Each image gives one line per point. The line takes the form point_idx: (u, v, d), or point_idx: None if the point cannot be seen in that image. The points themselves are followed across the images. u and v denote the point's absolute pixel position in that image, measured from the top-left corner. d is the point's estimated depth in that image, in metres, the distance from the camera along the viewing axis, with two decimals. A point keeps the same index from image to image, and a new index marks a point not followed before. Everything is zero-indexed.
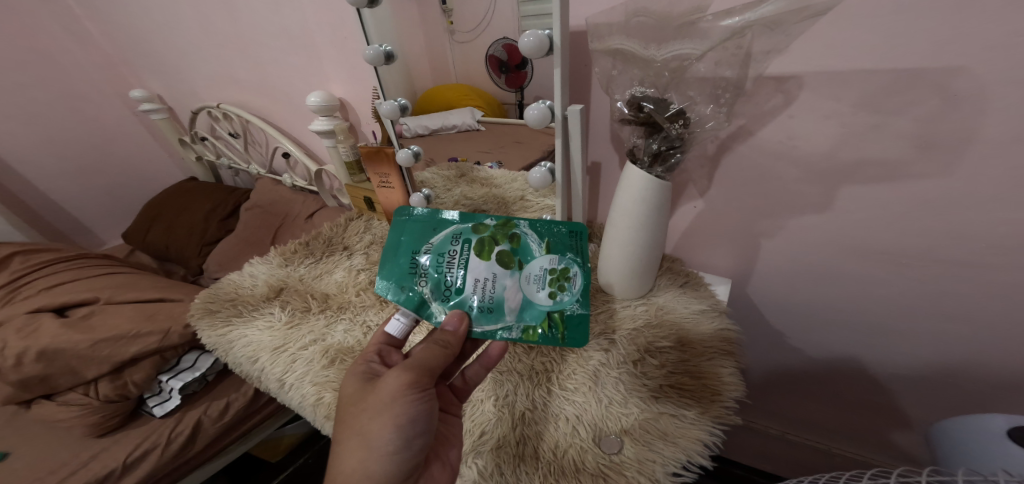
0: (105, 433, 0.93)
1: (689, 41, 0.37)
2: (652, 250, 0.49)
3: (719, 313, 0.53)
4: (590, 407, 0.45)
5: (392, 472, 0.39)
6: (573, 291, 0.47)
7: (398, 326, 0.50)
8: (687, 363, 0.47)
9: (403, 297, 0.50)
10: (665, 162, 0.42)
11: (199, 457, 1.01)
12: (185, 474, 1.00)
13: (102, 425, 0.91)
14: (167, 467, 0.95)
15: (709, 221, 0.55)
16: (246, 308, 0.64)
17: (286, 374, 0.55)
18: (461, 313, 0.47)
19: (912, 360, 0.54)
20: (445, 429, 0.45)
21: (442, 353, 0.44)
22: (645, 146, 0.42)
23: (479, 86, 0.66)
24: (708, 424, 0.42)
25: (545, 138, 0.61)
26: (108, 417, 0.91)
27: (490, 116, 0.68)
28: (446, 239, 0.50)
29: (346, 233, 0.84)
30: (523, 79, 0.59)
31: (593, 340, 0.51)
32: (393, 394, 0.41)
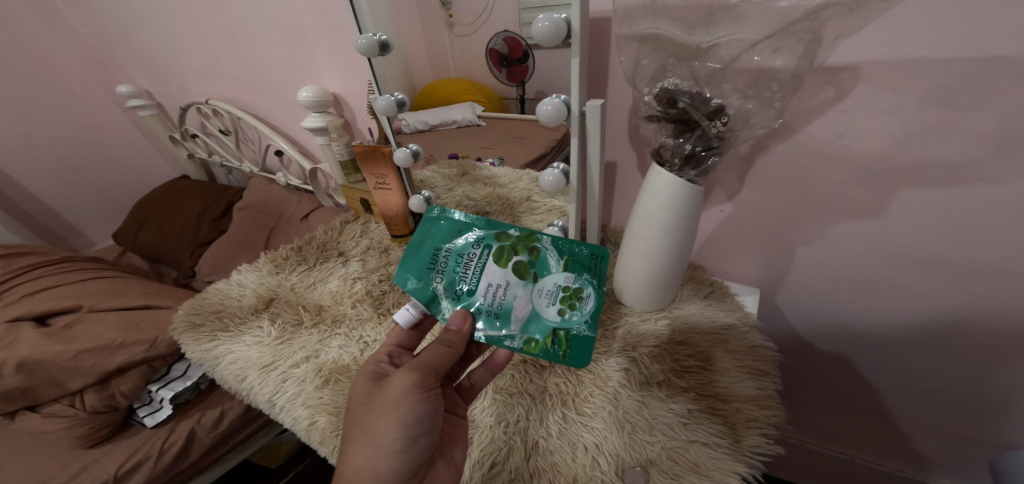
0: (95, 444, 0.88)
1: (740, 26, 0.32)
2: (675, 258, 0.45)
3: (749, 327, 0.49)
4: (611, 434, 0.41)
5: (399, 471, 0.38)
6: (582, 311, 0.43)
7: (406, 316, 0.45)
8: (718, 383, 0.42)
9: (415, 287, 0.45)
10: (698, 165, 0.38)
11: (195, 467, 0.97)
12: None
13: (90, 437, 0.87)
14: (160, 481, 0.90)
15: (737, 226, 0.52)
16: (232, 323, 0.60)
17: (276, 395, 0.51)
18: (465, 312, 0.43)
19: (954, 370, 0.51)
20: (451, 428, 0.43)
21: (446, 353, 0.40)
22: (675, 146, 0.38)
23: (479, 79, 0.61)
24: (745, 455, 0.37)
25: (546, 131, 0.57)
26: (97, 429, 0.87)
27: (491, 112, 0.62)
28: (469, 240, 0.45)
29: (342, 237, 0.80)
30: (523, 74, 0.55)
31: (611, 359, 0.47)
32: (400, 392, 0.39)
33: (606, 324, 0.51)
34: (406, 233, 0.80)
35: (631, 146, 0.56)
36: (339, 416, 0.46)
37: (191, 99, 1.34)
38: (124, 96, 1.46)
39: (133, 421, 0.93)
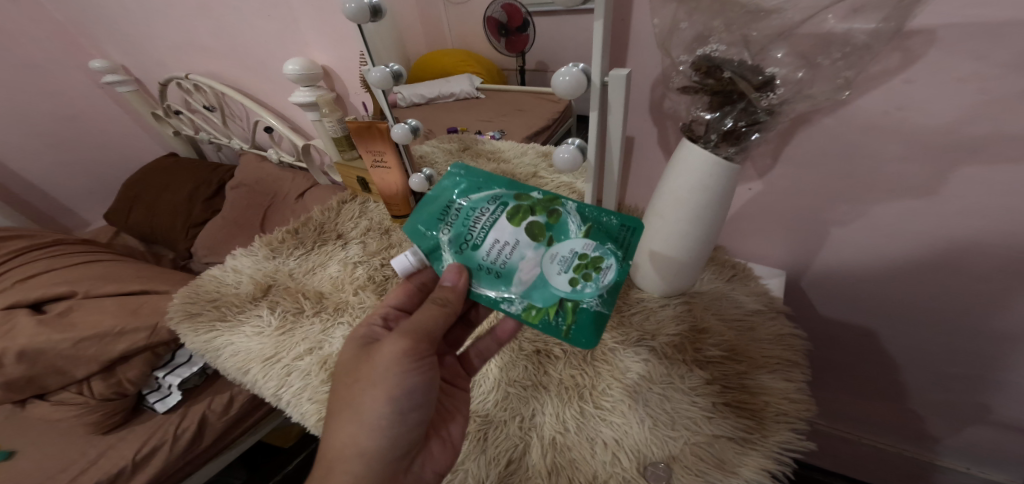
0: (107, 431, 0.88)
1: None
2: (700, 237, 0.43)
3: (775, 314, 0.47)
4: (632, 428, 0.39)
5: (387, 447, 0.38)
6: (595, 285, 0.39)
7: (404, 264, 0.44)
8: (744, 376, 0.40)
9: (419, 236, 0.43)
10: (738, 140, 0.37)
11: (211, 449, 0.98)
12: (195, 470, 0.96)
13: (104, 423, 0.87)
14: (178, 463, 0.91)
15: (771, 203, 0.52)
16: (230, 312, 0.57)
17: (280, 389, 0.49)
18: (460, 268, 0.41)
19: (975, 349, 0.52)
20: (446, 404, 0.43)
21: (439, 312, 0.40)
22: (716, 122, 0.37)
23: (479, 53, 0.59)
24: (774, 451, 0.36)
25: (546, 104, 0.56)
26: (107, 416, 0.86)
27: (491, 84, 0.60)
28: (485, 194, 0.41)
29: (340, 218, 0.77)
30: (524, 43, 0.53)
31: (630, 349, 0.44)
32: (387, 364, 0.38)
33: (622, 310, 0.49)
34: (406, 214, 0.75)
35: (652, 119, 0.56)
36: None
37: (171, 74, 1.26)
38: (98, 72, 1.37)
39: (145, 407, 0.93)
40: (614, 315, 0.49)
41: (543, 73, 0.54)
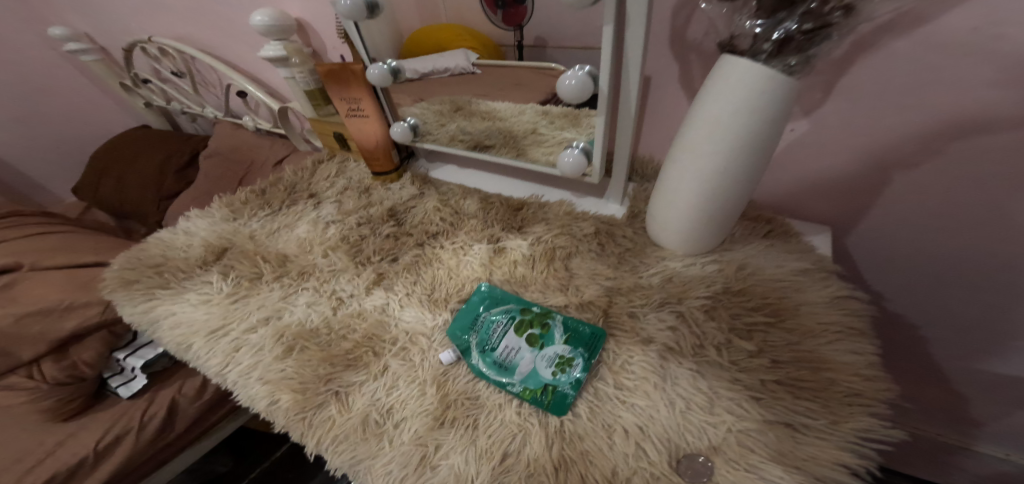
0: (68, 418, 0.74)
1: None
2: (740, 177, 0.35)
3: (825, 273, 0.39)
4: (659, 413, 0.31)
5: None
6: (570, 374, 0.34)
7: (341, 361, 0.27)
8: (798, 346, 0.32)
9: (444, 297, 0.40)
10: (800, 49, 0.30)
11: (185, 437, 0.84)
12: (157, 469, 0.81)
13: (60, 410, 0.72)
14: (145, 455, 0.78)
15: (816, 147, 0.44)
16: (174, 278, 0.48)
17: (226, 368, 0.40)
18: None
19: None
20: None
21: None
22: (766, 32, 0.30)
23: (472, 24, 0.51)
24: (848, 440, 0.27)
25: (545, 80, 0.49)
26: (67, 402, 0.72)
27: (485, 60, 0.53)
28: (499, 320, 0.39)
29: (314, 178, 0.68)
30: (522, 15, 0.46)
31: (652, 315, 0.37)
32: None
33: (639, 271, 0.42)
34: (390, 171, 0.66)
35: (674, 55, 0.48)
36: (304, 394, 0.36)
37: (133, 38, 1.15)
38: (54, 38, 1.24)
39: (109, 392, 0.79)
40: (629, 275, 0.41)
41: (541, 50, 0.47)
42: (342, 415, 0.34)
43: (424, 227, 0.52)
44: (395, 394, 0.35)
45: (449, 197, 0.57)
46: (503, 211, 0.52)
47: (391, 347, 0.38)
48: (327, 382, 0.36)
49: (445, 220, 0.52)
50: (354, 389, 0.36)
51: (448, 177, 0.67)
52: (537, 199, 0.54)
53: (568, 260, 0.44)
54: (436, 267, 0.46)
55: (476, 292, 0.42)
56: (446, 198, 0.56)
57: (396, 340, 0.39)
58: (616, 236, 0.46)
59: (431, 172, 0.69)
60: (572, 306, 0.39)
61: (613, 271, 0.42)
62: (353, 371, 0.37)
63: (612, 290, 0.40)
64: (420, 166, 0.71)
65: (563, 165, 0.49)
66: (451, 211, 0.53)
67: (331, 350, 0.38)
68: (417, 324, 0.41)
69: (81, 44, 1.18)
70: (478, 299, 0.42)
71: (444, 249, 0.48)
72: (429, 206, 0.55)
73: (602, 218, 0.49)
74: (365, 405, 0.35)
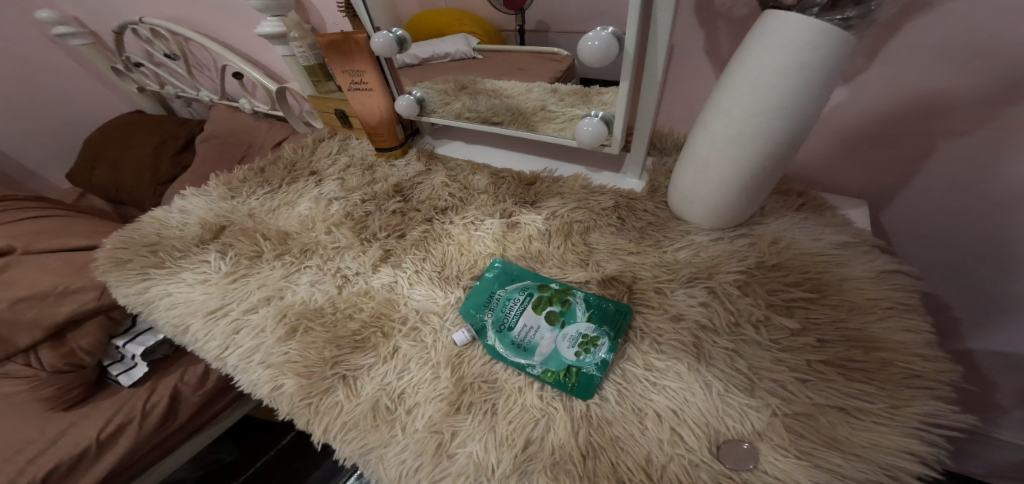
0: (70, 406, 0.71)
1: None
2: (780, 144, 0.32)
3: (867, 247, 0.36)
4: (694, 396, 0.28)
5: None
6: (596, 354, 0.32)
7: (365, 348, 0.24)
8: (845, 324, 0.30)
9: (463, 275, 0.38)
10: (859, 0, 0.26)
11: (188, 426, 0.82)
12: (159, 460, 0.79)
13: (62, 398, 0.70)
14: (149, 445, 0.76)
15: (855, 115, 0.41)
16: (170, 258, 0.45)
17: (226, 351, 0.37)
18: None
19: None
20: None
21: None
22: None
23: (472, 9, 0.53)
24: (909, 426, 0.25)
25: (548, 64, 0.50)
26: (66, 390, 0.70)
27: (486, 45, 0.55)
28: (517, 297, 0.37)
29: (315, 156, 0.66)
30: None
31: (682, 291, 0.34)
32: None
33: (663, 246, 0.39)
34: (395, 147, 0.64)
35: (700, 18, 0.45)
36: (310, 378, 0.33)
37: (124, 20, 1.11)
38: (41, 22, 1.20)
39: (109, 379, 0.76)
40: (653, 251, 0.39)
41: (544, 35, 0.49)
42: (351, 400, 0.32)
43: (432, 202, 0.50)
44: (407, 378, 0.33)
45: (458, 173, 0.55)
46: (515, 185, 0.49)
47: (401, 327, 0.36)
48: (334, 366, 0.34)
49: (454, 195, 0.50)
50: (363, 373, 0.33)
51: (454, 153, 0.64)
52: (550, 173, 0.51)
53: (586, 235, 0.42)
54: (446, 243, 0.44)
55: (490, 268, 0.40)
56: (455, 174, 0.54)
57: (407, 319, 0.37)
58: (636, 210, 0.44)
59: (437, 149, 0.66)
60: (594, 282, 0.36)
61: (635, 245, 0.39)
62: (362, 353, 0.34)
63: (636, 265, 0.37)
64: (425, 143, 0.68)
65: (580, 135, 0.46)
66: (460, 187, 0.51)
67: (337, 331, 0.36)
68: (428, 302, 0.38)
69: (71, 27, 1.13)
70: (491, 275, 0.39)
71: (454, 224, 0.46)
72: (437, 181, 0.53)
73: (620, 192, 0.46)
74: (375, 390, 0.32)
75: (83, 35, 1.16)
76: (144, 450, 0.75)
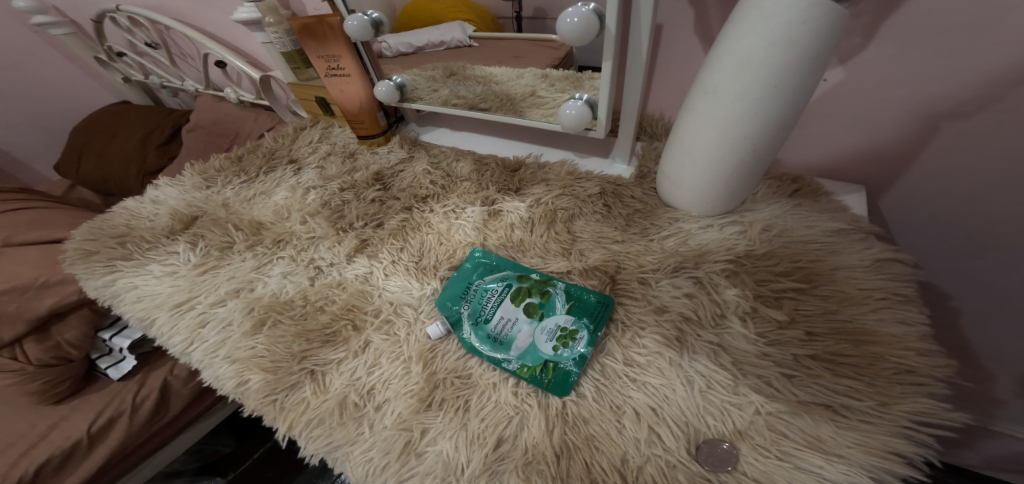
0: (60, 400, 0.70)
1: None
2: (770, 125, 0.30)
3: (863, 235, 0.34)
4: (675, 393, 0.27)
5: None
6: (574, 349, 0.30)
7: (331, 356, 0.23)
8: (836, 316, 0.28)
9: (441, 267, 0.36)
10: None
11: (180, 419, 0.80)
12: (147, 457, 0.77)
13: (50, 393, 0.68)
14: (139, 439, 0.74)
15: (852, 98, 0.39)
16: (138, 250, 0.44)
17: (191, 346, 0.36)
18: None
19: None
20: None
21: None
22: None
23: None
24: (901, 424, 0.23)
25: (543, 52, 0.47)
26: (56, 384, 0.68)
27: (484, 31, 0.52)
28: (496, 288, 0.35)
29: (295, 145, 0.64)
30: None
31: (666, 282, 0.33)
32: None
33: (650, 234, 0.38)
34: (377, 135, 0.62)
35: None
36: (276, 374, 0.32)
37: (102, 7, 1.07)
38: (19, 11, 1.15)
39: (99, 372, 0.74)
40: (639, 239, 0.37)
41: (542, 21, 0.44)
42: (318, 396, 0.30)
43: (412, 190, 0.48)
44: (377, 373, 0.31)
45: (441, 160, 0.53)
46: (498, 173, 0.47)
47: (373, 320, 0.34)
48: (302, 361, 0.32)
49: (436, 183, 0.48)
50: (332, 368, 0.32)
51: (440, 140, 0.61)
52: (535, 159, 0.49)
53: (570, 223, 0.40)
54: (425, 232, 0.42)
55: (468, 258, 0.38)
56: (438, 161, 0.52)
57: (380, 312, 0.35)
58: (623, 197, 0.42)
59: (422, 136, 0.63)
60: (576, 272, 0.35)
61: (620, 233, 0.37)
62: (332, 347, 0.33)
63: (620, 254, 0.36)
64: (410, 130, 0.65)
65: (564, 119, 0.44)
66: (442, 175, 0.49)
67: (307, 325, 0.34)
68: (403, 294, 0.37)
69: (51, 17, 1.08)
70: (470, 265, 0.37)
71: (434, 212, 0.44)
72: (418, 169, 0.51)
73: (607, 178, 0.44)
74: (344, 385, 0.31)
75: (64, 25, 1.12)
76: (128, 448, 0.72)
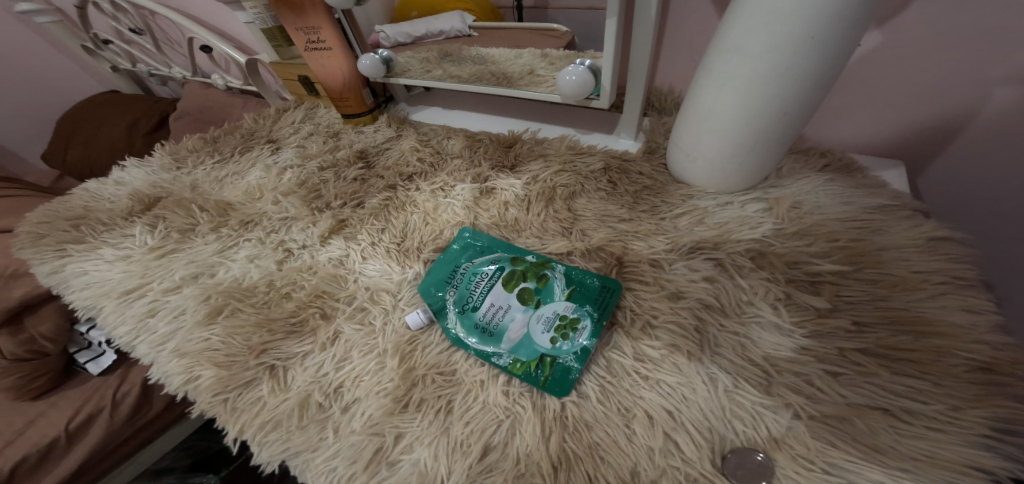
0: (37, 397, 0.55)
1: None
2: (806, 83, 0.25)
3: (909, 211, 0.30)
4: (695, 393, 0.23)
5: None
6: (575, 341, 0.26)
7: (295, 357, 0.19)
8: (888, 304, 0.23)
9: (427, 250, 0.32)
10: None
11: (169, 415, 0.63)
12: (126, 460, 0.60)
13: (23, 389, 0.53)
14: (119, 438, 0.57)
15: (891, 66, 0.34)
16: (93, 232, 0.40)
17: (138, 337, 0.32)
18: None
19: None
20: None
21: None
22: None
23: None
24: (978, 434, 0.19)
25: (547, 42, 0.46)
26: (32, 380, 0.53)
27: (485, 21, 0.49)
28: (489, 273, 0.30)
29: (277, 126, 0.59)
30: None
31: (680, 265, 0.28)
32: None
33: (660, 212, 0.33)
34: (363, 113, 0.57)
35: None
36: (230, 369, 0.27)
37: None
38: None
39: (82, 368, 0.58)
40: (648, 217, 0.33)
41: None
42: (277, 395, 0.26)
43: (397, 168, 0.43)
44: (346, 369, 0.27)
45: (430, 138, 0.48)
46: (492, 148, 0.43)
47: (346, 308, 0.30)
48: (261, 354, 0.28)
49: (423, 160, 0.44)
50: (295, 363, 0.28)
51: (430, 119, 0.57)
52: (532, 135, 0.45)
53: (571, 201, 0.35)
54: (410, 212, 0.37)
55: (457, 239, 0.34)
56: (427, 139, 0.48)
57: (354, 298, 0.31)
58: (629, 173, 0.37)
59: (411, 115, 0.58)
60: (577, 253, 0.31)
61: (628, 211, 0.33)
62: (297, 339, 0.29)
63: (627, 234, 0.31)
64: (399, 109, 0.60)
65: (563, 85, 0.39)
66: (431, 152, 0.45)
67: (271, 313, 0.30)
68: (381, 278, 0.32)
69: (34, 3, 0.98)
70: (458, 247, 0.33)
71: (421, 190, 0.40)
72: (406, 146, 0.46)
73: (612, 153, 0.39)
74: (307, 383, 0.27)
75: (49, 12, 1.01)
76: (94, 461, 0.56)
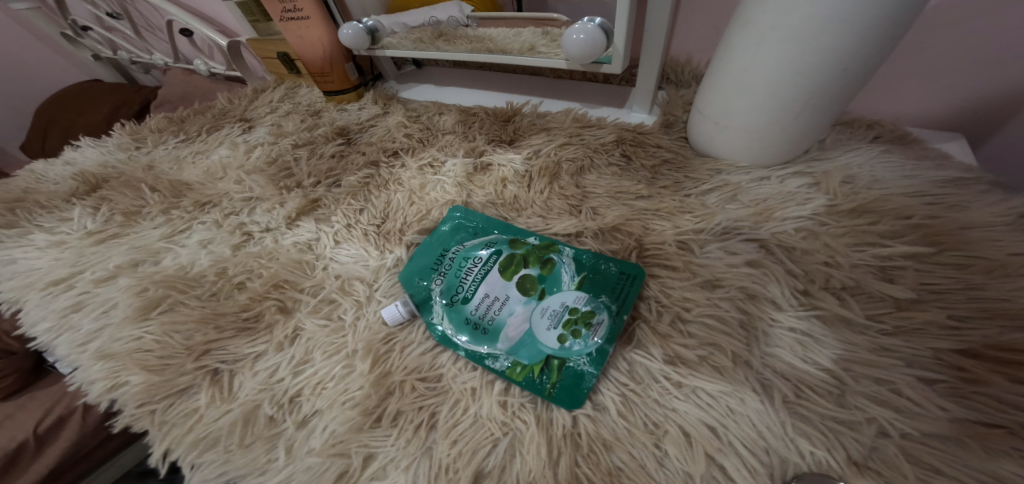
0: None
1: None
2: (876, 30, 0.19)
3: (989, 183, 0.25)
4: (744, 403, 0.18)
5: None
6: (588, 340, 0.21)
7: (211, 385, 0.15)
8: (985, 292, 0.18)
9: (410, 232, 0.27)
10: None
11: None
12: None
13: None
14: None
15: (962, 23, 0.29)
16: (28, 217, 0.35)
17: (59, 336, 0.27)
18: None
19: None
20: None
21: None
22: None
23: None
24: None
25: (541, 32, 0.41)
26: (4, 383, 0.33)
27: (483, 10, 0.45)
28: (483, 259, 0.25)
29: (253, 105, 0.53)
30: None
31: (714, 248, 0.23)
32: None
33: (684, 188, 0.28)
34: (348, 90, 0.52)
35: None
36: (163, 374, 0.23)
37: None
38: None
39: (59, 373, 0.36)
40: (670, 194, 0.28)
41: None
42: (217, 407, 0.21)
43: (381, 144, 0.38)
44: (306, 374, 0.22)
45: (420, 113, 0.43)
46: (489, 122, 0.37)
47: (310, 300, 0.25)
48: (202, 357, 0.23)
49: (411, 137, 0.38)
50: (244, 366, 0.23)
51: (421, 97, 0.51)
52: (533, 108, 0.39)
53: (579, 177, 0.30)
54: (392, 190, 0.32)
55: (446, 219, 0.29)
56: (417, 114, 0.42)
57: (321, 288, 0.26)
58: (646, 146, 0.32)
59: (400, 94, 0.53)
60: (588, 234, 0.26)
61: (646, 188, 0.28)
62: (248, 338, 0.23)
63: (647, 213, 0.26)
64: (387, 87, 0.55)
65: (569, 46, 0.34)
66: (420, 127, 0.40)
67: (219, 306, 0.25)
68: (355, 265, 0.27)
69: None
70: (448, 228, 0.28)
71: (406, 168, 0.34)
72: (392, 122, 0.41)
73: (625, 126, 0.34)
74: (256, 391, 0.22)
75: None
76: None
